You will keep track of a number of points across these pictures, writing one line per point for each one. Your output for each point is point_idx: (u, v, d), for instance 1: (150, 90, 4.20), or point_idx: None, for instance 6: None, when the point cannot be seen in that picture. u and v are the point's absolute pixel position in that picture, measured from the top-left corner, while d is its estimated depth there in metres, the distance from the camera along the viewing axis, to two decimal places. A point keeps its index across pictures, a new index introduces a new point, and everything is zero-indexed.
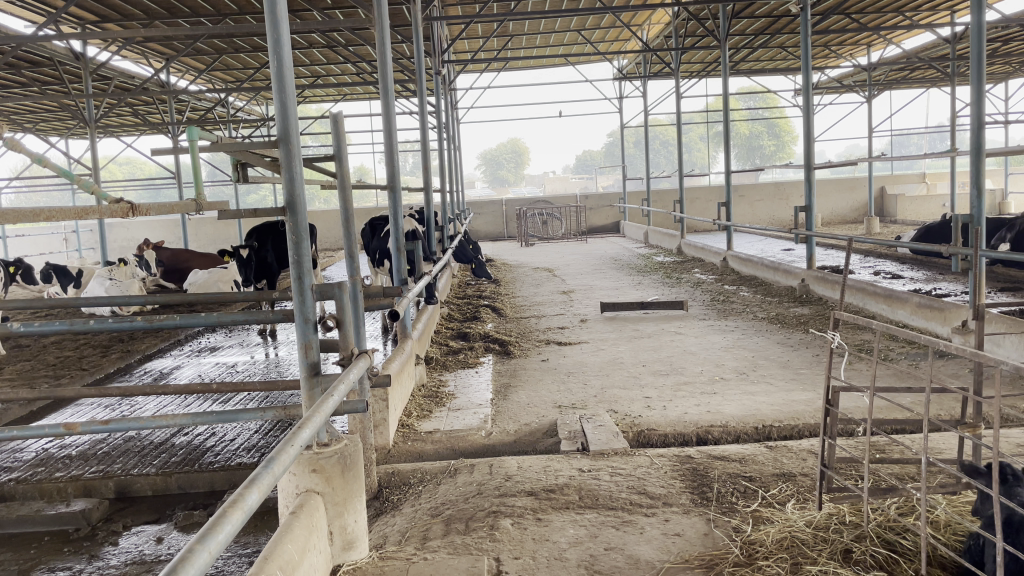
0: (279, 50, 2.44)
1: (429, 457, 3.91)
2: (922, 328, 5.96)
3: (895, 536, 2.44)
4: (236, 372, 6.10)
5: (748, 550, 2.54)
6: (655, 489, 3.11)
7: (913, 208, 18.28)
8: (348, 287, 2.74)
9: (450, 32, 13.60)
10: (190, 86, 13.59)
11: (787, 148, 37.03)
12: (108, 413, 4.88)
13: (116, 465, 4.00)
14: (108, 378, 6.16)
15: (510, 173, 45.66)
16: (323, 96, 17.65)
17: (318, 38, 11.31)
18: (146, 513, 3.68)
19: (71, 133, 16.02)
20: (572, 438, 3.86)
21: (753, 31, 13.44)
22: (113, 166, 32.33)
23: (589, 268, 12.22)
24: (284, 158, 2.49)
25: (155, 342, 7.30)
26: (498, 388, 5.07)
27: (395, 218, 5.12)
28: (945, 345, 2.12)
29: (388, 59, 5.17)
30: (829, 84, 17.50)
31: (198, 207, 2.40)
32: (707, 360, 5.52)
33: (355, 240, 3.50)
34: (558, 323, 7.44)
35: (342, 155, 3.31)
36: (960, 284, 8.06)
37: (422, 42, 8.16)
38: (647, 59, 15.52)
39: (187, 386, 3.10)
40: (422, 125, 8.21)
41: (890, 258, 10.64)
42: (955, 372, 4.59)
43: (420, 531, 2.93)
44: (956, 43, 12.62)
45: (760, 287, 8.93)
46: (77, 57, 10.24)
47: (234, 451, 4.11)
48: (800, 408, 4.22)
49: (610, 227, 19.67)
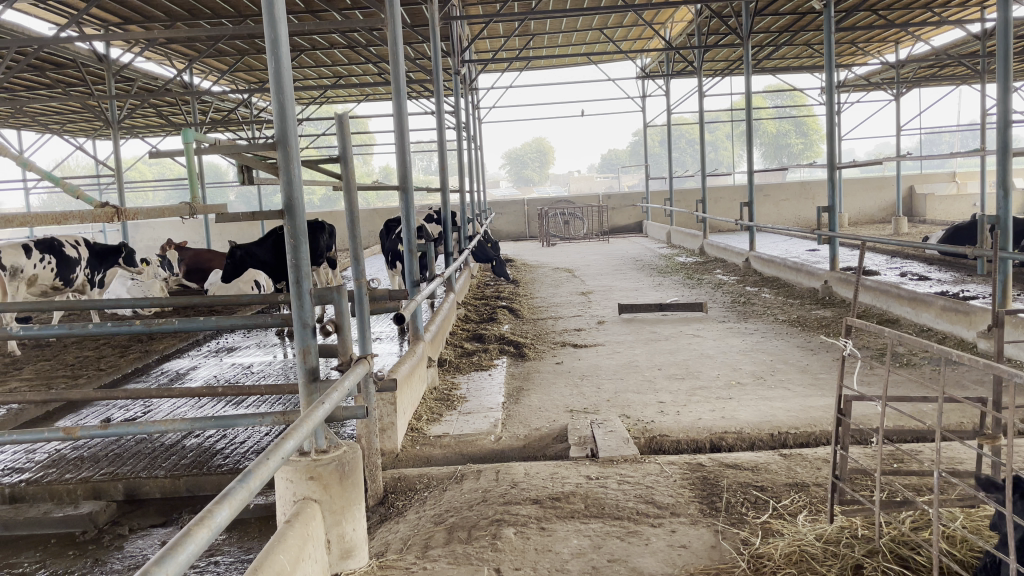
0: (278, 52, 2.42)
1: (437, 462, 3.86)
2: (947, 332, 5.81)
3: (908, 552, 2.35)
4: (251, 372, 6.09)
5: (755, 564, 2.47)
6: (663, 499, 3.04)
7: (941, 209, 17.93)
8: (348, 291, 2.69)
9: (471, 31, 13.56)
10: (214, 87, 13.70)
11: (814, 147, 36.68)
12: (121, 415, 4.90)
13: (126, 466, 4.01)
14: (125, 378, 6.19)
15: (534, 172, 45.59)
16: (346, 97, 17.70)
17: (339, 39, 11.32)
18: (154, 516, 3.69)
19: (97, 134, 16.21)
20: (581, 444, 3.80)
21: (778, 28, 13.25)
22: (142, 166, 32.65)
23: (610, 268, 12.13)
24: (281, 159, 2.44)
25: (174, 342, 7.35)
26: (511, 391, 5.02)
27: (408, 219, 5.08)
28: (958, 354, 2.06)
29: (400, 58, 5.13)
30: (856, 83, 17.26)
31: (192, 211, 2.37)
32: (724, 364, 5.44)
33: (360, 243, 3.46)
34: (576, 324, 7.37)
35: (348, 157, 3.27)
36: (988, 284, 7.94)
37: (439, 41, 8.10)
38: (670, 58, 15.36)
39: (190, 390, 3.06)
40: (440, 125, 8.16)
41: (918, 260, 10.41)
42: (980, 377, 4.47)
43: (423, 538, 2.88)
44: (986, 39, 12.35)
45: (782, 289, 8.79)
46: (100, 58, 10.33)
47: (244, 453, 4.11)
48: (817, 415, 4.12)
49: (632, 227, 19.53)
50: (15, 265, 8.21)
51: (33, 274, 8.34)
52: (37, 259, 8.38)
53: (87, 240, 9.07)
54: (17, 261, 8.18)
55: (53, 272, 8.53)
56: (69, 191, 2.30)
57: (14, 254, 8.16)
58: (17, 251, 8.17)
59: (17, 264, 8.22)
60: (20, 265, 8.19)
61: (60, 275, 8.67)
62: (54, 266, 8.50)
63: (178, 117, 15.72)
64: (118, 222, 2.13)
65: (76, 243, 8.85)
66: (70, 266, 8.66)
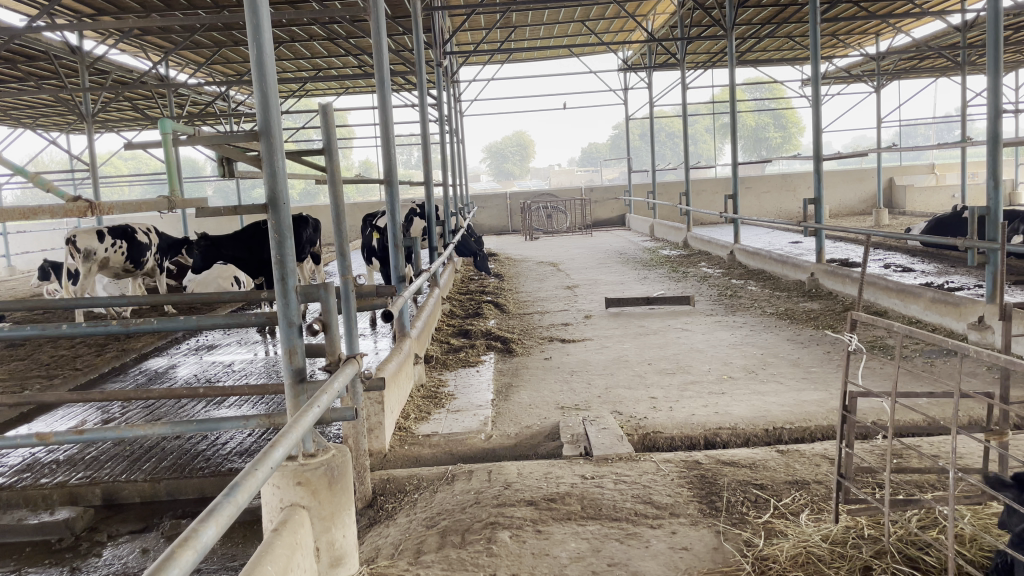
0: (259, 38, 2.30)
1: (426, 462, 3.77)
2: (936, 324, 5.78)
3: (918, 553, 2.29)
4: (233, 371, 5.95)
5: (760, 566, 2.40)
6: (661, 499, 2.96)
7: (921, 200, 17.99)
8: (335, 288, 2.57)
9: (452, 23, 13.43)
10: (190, 81, 13.48)
11: (793, 140, 36.86)
12: (97, 417, 4.75)
13: (105, 470, 3.88)
14: (102, 379, 6.03)
15: (516, 166, 45.53)
16: (325, 90, 17.52)
17: (318, 31, 11.17)
18: (133, 521, 3.57)
19: (71, 128, 15.95)
20: (574, 442, 3.72)
21: (761, 20, 13.23)
22: (118, 161, 32.46)
23: (595, 262, 12.04)
24: (264, 151, 2.33)
25: (152, 341, 7.18)
26: (499, 388, 4.92)
27: (393, 213, 4.95)
28: (973, 349, 1.97)
29: (383, 49, 4.99)
30: (837, 75, 17.27)
31: (171, 204, 2.24)
32: (714, 358, 5.38)
33: (347, 238, 3.34)
34: (562, 319, 7.30)
35: (332, 149, 3.15)
36: (972, 276, 7.91)
37: (421, 32, 7.97)
38: (653, 50, 15.31)
39: (171, 391, 2.92)
40: (423, 118, 8.01)
41: (901, 252, 10.42)
42: (975, 370, 4.43)
43: (415, 544, 2.78)
44: (967, 31, 12.39)
45: (768, 282, 8.75)
46: (73, 50, 10.13)
47: (227, 455, 3.98)
48: (811, 409, 4.06)
49: (615, 221, 19.48)
50: (88, 248, 8.61)
51: (104, 257, 8.68)
52: (110, 243, 8.72)
53: (156, 228, 9.33)
54: (88, 245, 8.56)
55: (125, 256, 8.83)
56: (37, 185, 2.16)
57: (86, 238, 8.54)
58: (89, 234, 8.56)
59: (89, 247, 8.60)
60: (91, 248, 8.56)
61: (132, 259, 8.92)
62: (125, 250, 8.80)
63: (154, 111, 15.46)
64: (90, 217, 2.00)
65: (147, 228, 9.08)
66: (141, 250, 8.90)
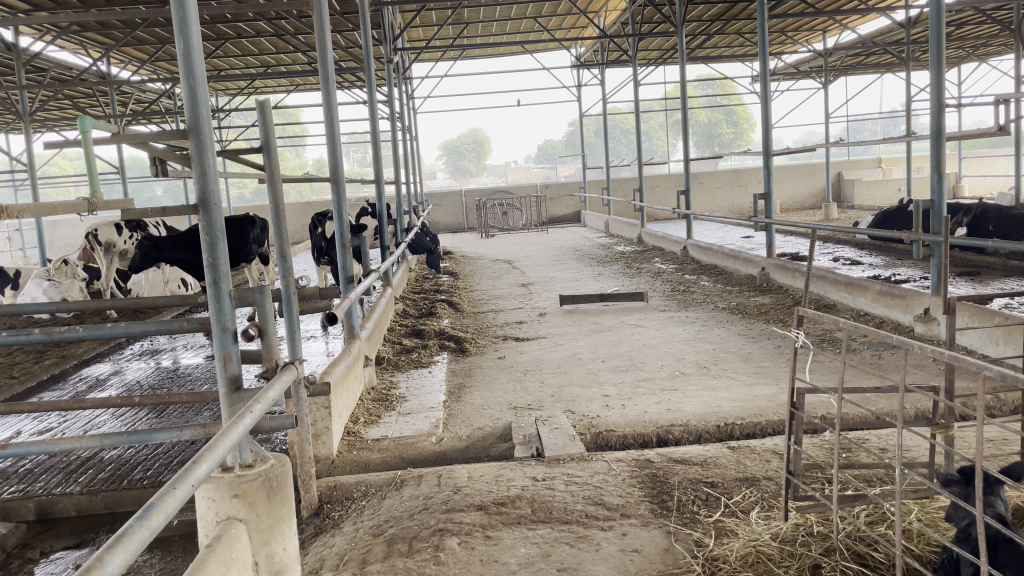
0: (186, 31, 2.20)
1: (375, 467, 3.68)
2: (884, 317, 5.85)
3: (866, 549, 2.30)
4: (178, 376, 5.79)
5: (711, 567, 2.37)
6: (612, 499, 2.92)
7: (869, 193, 18.30)
8: (271, 292, 2.49)
9: (403, 19, 13.28)
10: (133, 78, 13.14)
11: (745, 135, 37.34)
12: (34, 427, 4.58)
13: (39, 483, 3.72)
14: (39, 387, 5.82)
15: (472, 163, 45.26)
16: (275, 87, 17.23)
17: (265, 26, 10.94)
18: (68, 536, 3.43)
19: (9, 127, 15.46)
20: (526, 443, 3.67)
21: (710, 17, 13.32)
22: (61, 161, 31.62)
23: (549, 259, 12.01)
24: (193, 149, 2.23)
25: (93, 346, 6.95)
26: (451, 389, 4.85)
27: (339, 213, 4.83)
28: (921, 346, 1.95)
29: (326, 44, 4.86)
30: (786, 71, 17.44)
31: (91, 207, 2.13)
32: (667, 354, 5.36)
33: (288, 240, 3.25)
34: (516, 317, 7.25)
35: (271, 147, 3.05)
36: (918, 269, 8.05)
37: (369, 26, 7.80)
38: (604, 47, 15.36)
39: (106, 401, 2.80)
40: (372, 116, 7.85)
41: (849, 245, 10.57)
42: (921, 362, 4.49)
43: (360, 553, 2.70)
44: (911, 27, 12.62)
45: (720, 277, 8.81)
46: (8, 47, 9.78)
47: (166, 465, 3.86)
48: (763, 404, 4.06)
49: (571, 217, 19.49)
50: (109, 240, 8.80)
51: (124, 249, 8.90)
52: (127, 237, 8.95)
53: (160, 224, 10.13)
54: (110, 237, 8.77)
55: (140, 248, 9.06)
56: None
57: (108, 230, 8.75)
58: (110, 227, 8.79)
59: (110, 240, 8.81)
60: (114, 240, 8.77)
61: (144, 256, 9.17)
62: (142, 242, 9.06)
63: (95, 109, 15.02)
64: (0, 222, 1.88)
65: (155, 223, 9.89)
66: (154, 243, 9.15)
